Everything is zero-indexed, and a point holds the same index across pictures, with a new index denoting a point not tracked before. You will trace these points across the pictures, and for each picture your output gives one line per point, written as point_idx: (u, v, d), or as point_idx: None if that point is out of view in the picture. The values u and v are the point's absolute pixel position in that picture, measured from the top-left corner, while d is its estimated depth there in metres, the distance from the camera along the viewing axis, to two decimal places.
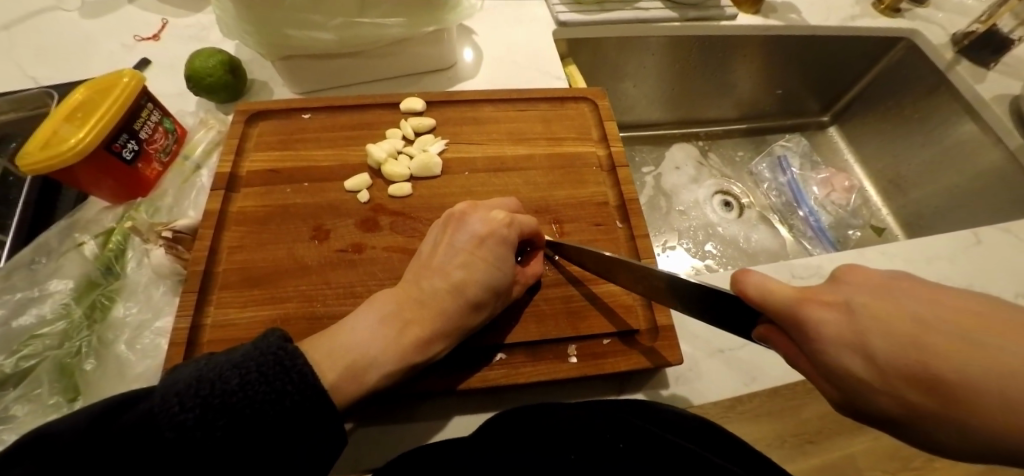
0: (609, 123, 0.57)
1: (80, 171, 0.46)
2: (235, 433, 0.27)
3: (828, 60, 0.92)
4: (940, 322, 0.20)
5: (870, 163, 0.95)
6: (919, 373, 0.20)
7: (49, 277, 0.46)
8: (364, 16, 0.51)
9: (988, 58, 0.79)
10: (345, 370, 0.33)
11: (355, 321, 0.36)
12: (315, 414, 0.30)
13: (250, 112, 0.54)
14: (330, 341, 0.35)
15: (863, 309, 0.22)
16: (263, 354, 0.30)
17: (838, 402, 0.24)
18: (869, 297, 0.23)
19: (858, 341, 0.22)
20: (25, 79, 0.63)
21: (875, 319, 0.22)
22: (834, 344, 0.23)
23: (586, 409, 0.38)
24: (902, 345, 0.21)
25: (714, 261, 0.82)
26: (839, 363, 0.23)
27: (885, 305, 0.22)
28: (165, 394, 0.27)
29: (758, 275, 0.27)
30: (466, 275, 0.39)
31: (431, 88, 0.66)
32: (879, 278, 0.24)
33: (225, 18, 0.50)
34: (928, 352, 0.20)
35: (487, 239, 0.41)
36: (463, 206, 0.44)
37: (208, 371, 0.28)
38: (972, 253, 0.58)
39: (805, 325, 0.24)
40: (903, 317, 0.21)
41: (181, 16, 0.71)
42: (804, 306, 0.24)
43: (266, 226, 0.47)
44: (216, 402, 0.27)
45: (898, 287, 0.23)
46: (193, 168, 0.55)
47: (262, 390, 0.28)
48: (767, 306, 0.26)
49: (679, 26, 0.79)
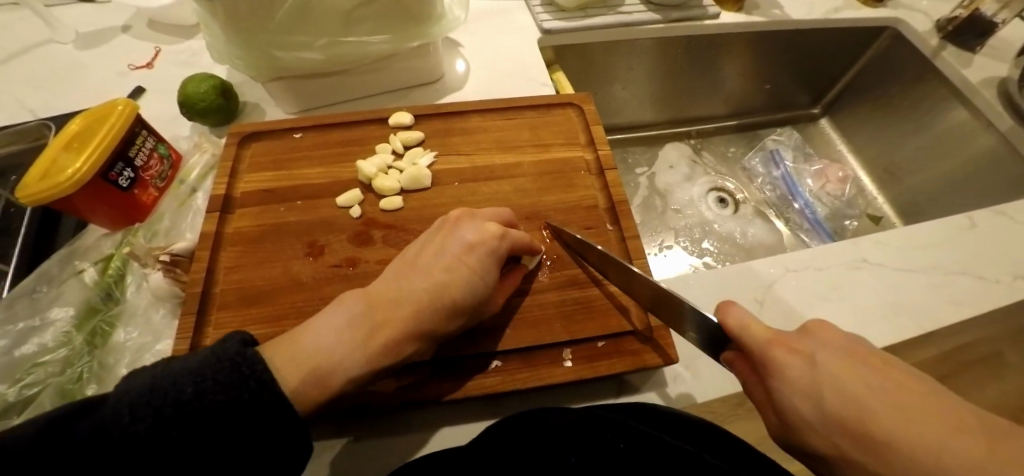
0: (595, 127, 0.58)
1: (78, 200, 0.47)
2: (190, 439, 0.28)
3: (813, 53, 0.93)
4: (890, 397, 0.25)
5: (863, 153, 0.95)
6: (854, 428, 0.25)
7: (50, 306, 0.47)
8: (350, 34, 0.52)
9: (972, 43, 0.80)
10: (308, 375, 0.33)
11: (322, 322, 0.36)
12: (278, 418, 0.30)
13: (243, 133, 0.55)
14: (293, 344, 0.34)
15: (822, 365, 0.28)
16: (219, 361, 0.30)
17: (775, 427, 0.30)
18: (834, 354, 0.28)
19: (815, 392, 0.27)
20: (23, 111, 0.64)
21: (832, 373, 0.27)
22: (792, 389, 0.28)
23: (589, 421, 0.37)
24: (847, 402, 0.26)
25: (712, 258, 0.83)
26: (789, 402, 0.28)
27: (843, 366, 0.27)
28: (116, 405, 0.27)
29: (740, 312, 0.33)
30: (448, 279, 0.38)
31: (420, 101, 0.67)
32: (842, 341, 0.29)
33: (215, 44, 0.51)
34: (869, 417, 0.25)
35: (477, 248, 0.40)
36: (458, 212, 0.45)
37: (161, 379, 0.28)
38: (966, 237, 0.58)
39: (770, 364, 0.30)
40: (857, 385, 0.26)
41: (173, 43, 0.73)
42: (776, 351, 0.30)
43: (261, 245, 0.48)
44: (169, 412, 0.27)
45: (857, 355, 0.28)
46: (188, 191, 0.56)
47: (219, 398, 0.29)
48: (742, 338, 0.32)
49: (663, 28, 0.80)
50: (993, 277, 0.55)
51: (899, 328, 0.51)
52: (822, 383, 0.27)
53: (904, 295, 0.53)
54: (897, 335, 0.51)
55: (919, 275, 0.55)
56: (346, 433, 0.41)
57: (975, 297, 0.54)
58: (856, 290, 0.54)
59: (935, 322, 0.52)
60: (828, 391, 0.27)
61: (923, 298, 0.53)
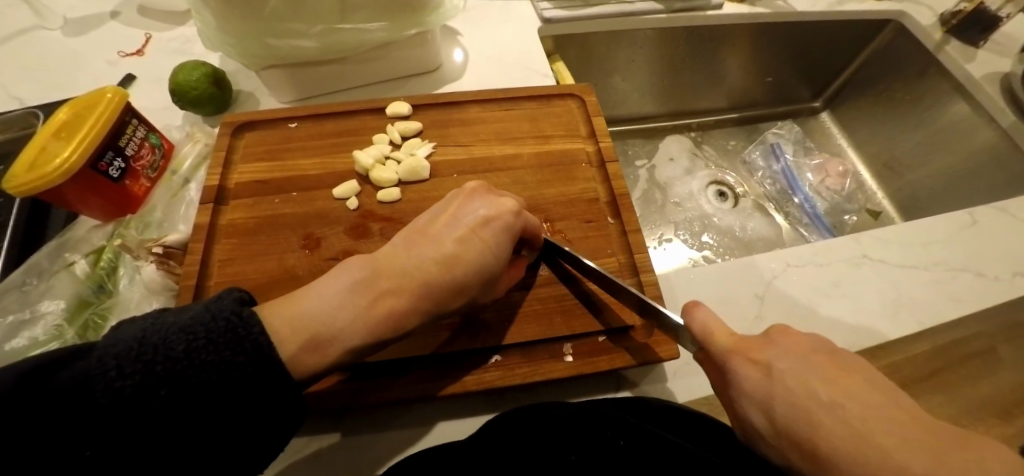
0: (597, 119, 0.57)
1: (68, 191, 0.46)
2: (179, 400, 0.27)
3: (816, 46, 0.91)
4: (839, 405, 0.26)
5: (864, 146, 0.94)
6: (800, 438, 0.27)
7: (40, 299, 0.46)
8: (346, 21, 0.51)
9: (977, 37, 0.79)
10: (307, 342, 0.32)
11: (324, 287, 0.35)
12: (272, 383, 0.30)
13: (236, 124, 0.54)
14: (291, 307, 0.33)
15: (777, 373, 0.29)
16: (214, 319, 0.29)
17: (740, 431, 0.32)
18: (790, 365, 0.29)
19: (765, 402, 0.29)
20: (10, 100, 0.63)
21: (784, 383, 0.28)
22: (748, 397, 0.30)
23: (583, 411, 0.37)
24: (798, 415, 0.27)
25: (711, 252, 0.82)
26: (747, 411, 0.30)
27: (797, 376, 0.28)
28: (102, 356, 0.26)
29: (705, 314, 0.34)
30: (458, 251, 0.38)
31: (418, 91, 0.66)
32: (802, 347, 0.30)
33: (207, 31, 0.50)
34: (813, 425, 0.26)
35: (492, 223, 0.39)
36: (474, 185, 0.43)
37: (151, 335, 0.27)
38: (966, 235, 0.58)
39: (728, 372, 0.31)
40: (807, 393, 0.27)
41: (164, 30, 0.71)
42: (734, 359, 0.31)
43: (256, 237, 0.47)
44: (159, 370, 0.26)
45: (814, 362, 0.29)
46: (181, 182, 0.54)
47: (211, 358, 0.28)
48: (706, 343, 0.33)
49: (666, 17, 0.79)
50: (992, 274, 0.55)
51: (899, 324, 0.51)
52: (773, 393, 0.28)
53: (904, 292, 0.53)
54: (895, 331, 0.50)
55: (918, 271, 0.55)
56: (343, 426, 0.41)
57: (973, 294, 0.53)
58: (856, 286, 0.53)
59: (934, 319, 0.51)
60: (777, 400, 0.28)
61: (922, 295, 0.53)
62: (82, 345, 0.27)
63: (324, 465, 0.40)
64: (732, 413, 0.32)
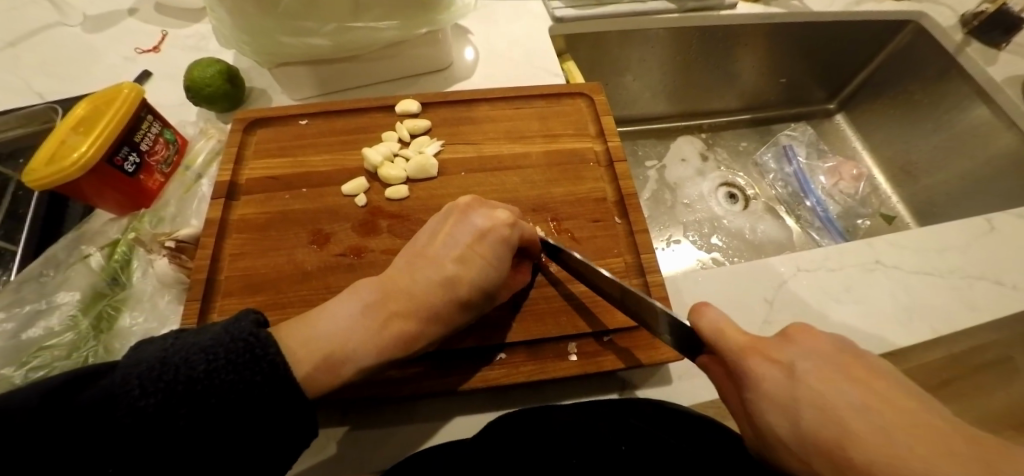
0: (606, 118, 0.57)
1: (84, 185, 0.47)
2: (200, 420, 0.27)
3: (832, 46, 0.90)
4: (870, 413, 0.24)
5: (879, 150, 0.93)
6: (831, 448, 0.24)
7: (56, 290, 0.47)
8: (358, 20, 0.51)
9: (999, 39, 0.76)
10: (320, 362, 0.32)
11: (335, 307, 0.35)
12: (288, 402, 0.30)
13: (248, 120, 0.55)
14: (304, 328, 0.34)
15: (802, 374, 0.27)
16: (233, 340, 0.29)
17: (752, 440, 0.29)
18: (814, 368, 0.27)
19: (792, 407, 0.26)
20: (31, 94, 0.64)
21: (810, 387, 0.26)
22: (771, 402, 0.27)
23: (584, 412, 0.38)
24: (826, 420, 0.25)
25: (721, 254, 0.81)
26: (769, 418, 0.27)
27: (824, 380, 0.26)
28: (125, 376, 0.27)
29: (715, 314, 0.32)
30: (460, 270, 0.38)
31: (428, 89, 0.66)
32: (822, 349, 0.28)
33: (222, 28, 0.51)
34: (840, 433, 0.24)
35: (488, 237, 0.40)
36: (468, 199, 0.43)
37: (173, 355, 0.28)
38: (984, 241, 0.57)
39: (747, 373, 0.29)
40: (837, 400, 0.25)
41: (180, 27, 0.72)
42: (751, 359, 0.29)
43: (267, 232, 0.48)
44: (180, 389, 0.27)
45: (836, 365, 0.27)
46: (194, 177, 0.56)
47: (230, 378, 0.28)
48: (719, 347, 0.31)
49: (678, 17, 0.78)
50: (1010, 282, 0.54)
51: (913, 333, 0.50)
52: (801, 399, 0.26)
53: (918, 298, 0.52)
54: (910, 339, 0.49)
55: (934, 278, 0.54)
56: (350, 420, 0.42)
57: (989, 302, 0.52)
58: (869, 292, 0.52)
59: (948, 326, 0.50)
60: (804, 405, 0.26)
61: (938, 301, 0.52)
62: (107, 365, 0.29)
63: (329, 457, 0.40)
64: (746, 422, 0.30)
